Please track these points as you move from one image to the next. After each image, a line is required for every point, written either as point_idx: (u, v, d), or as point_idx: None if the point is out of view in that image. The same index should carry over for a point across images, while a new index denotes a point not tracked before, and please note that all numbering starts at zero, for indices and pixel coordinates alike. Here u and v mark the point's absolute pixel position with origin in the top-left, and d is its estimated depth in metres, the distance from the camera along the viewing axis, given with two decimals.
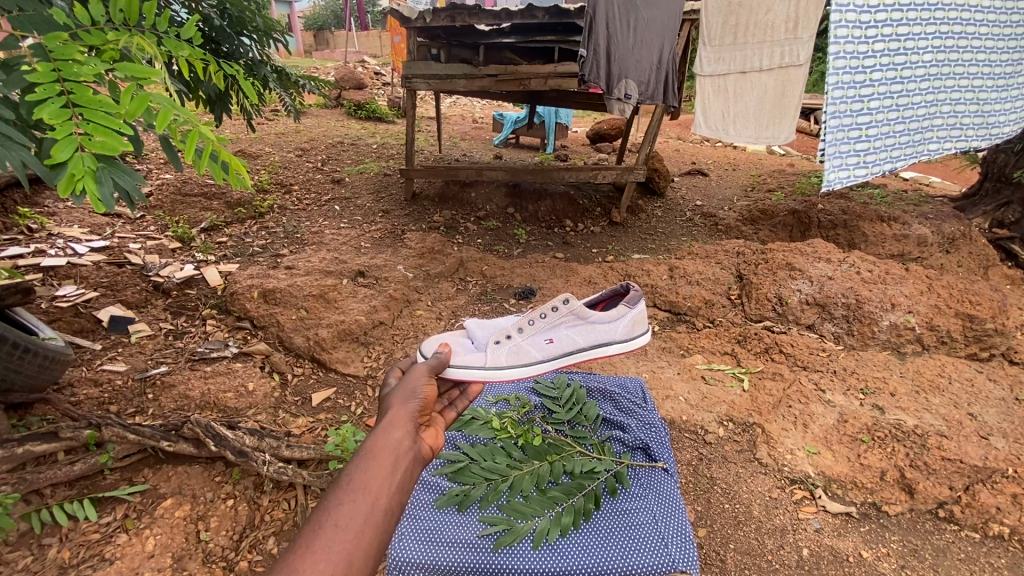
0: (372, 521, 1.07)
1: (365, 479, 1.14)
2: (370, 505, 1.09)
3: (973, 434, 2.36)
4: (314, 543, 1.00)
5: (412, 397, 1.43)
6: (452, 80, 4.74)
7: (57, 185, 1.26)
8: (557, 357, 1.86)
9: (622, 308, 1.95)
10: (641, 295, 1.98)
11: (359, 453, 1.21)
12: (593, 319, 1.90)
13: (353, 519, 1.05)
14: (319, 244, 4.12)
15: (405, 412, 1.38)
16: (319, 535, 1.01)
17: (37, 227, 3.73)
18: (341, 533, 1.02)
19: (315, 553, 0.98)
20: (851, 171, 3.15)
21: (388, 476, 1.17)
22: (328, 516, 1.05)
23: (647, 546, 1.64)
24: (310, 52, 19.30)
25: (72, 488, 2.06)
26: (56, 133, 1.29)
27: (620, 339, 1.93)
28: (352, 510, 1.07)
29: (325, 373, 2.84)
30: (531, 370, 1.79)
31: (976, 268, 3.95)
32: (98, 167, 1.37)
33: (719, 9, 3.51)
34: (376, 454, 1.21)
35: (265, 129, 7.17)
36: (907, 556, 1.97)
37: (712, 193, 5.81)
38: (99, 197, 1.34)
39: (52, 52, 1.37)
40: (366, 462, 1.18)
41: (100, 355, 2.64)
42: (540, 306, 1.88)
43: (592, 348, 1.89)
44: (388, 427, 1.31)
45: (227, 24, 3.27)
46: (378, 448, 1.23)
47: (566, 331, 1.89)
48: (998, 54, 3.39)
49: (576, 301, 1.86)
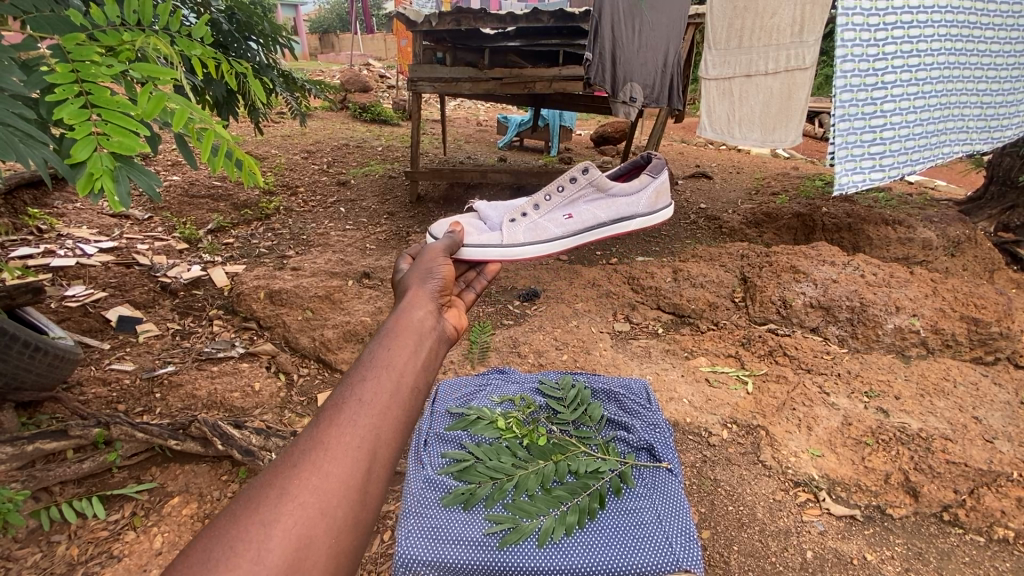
0: (402, 390, 0.96)
1: (389, 354, 1.01)
2: (397, 379, 0.97)
3: (979, 437, 2.35)
4: (337, 417, 0.88)
5: (430, 278, 1.33)
6: (457, 83, 4.76)
7: (75, 186, 1.29)
8: (578, 231, 2.00)
9: (642, 180, 2.10)
10: (665, 164, 2.13)
11: (381, 330, 1.09)
12: (613, 192, 2.04)
13: (380, 391, 0.93)
14: (325, 246, 4.15)
15: (426, 295, 1.26)
16: (343, 408, 0.90)
17: (47, 228, 3.76)
18: (366, 409, 0.90)
19: (339, 427, 0.87)
20: (865, 174, 3.15)
21: (415, 351, 1.05)
22: (349, 392, 0.93)
23: (652, 546, 1.65)
24: (316, 55, 19.47)
25: (81, 485, 2.09)
26: (74, 133, 1.32)
27: (642, 211, 2.08)
28: (377, 385, 0.94)
29: (331, 373, 2.83)
30: (552, 245, 1.94)
31: (981, 272, 4.02)
32: (116, 166, 1.39)
33: (725, 12, 3.52)
34: (400, 330, 1.09)
35: (271, 131, 7.23)
36: (912, 559, 1.97)
37: (717, 196, 5.81)
38: (117, 196, 1.36)
39: (70, 53, 1.40)
40: (389, 338, 1.05)
41: (108, 355, 2.67)
42: (560, 179, 1.99)
43: (613, 222, 2.06)
44: (410, 308, 1.19)
45: (235, 29, 3.32)
46: (402, 325, 1.11)
47: (585, 206, 2.03)
48: (1005, 57, 3.39)
49: (596, 171, 1.98)
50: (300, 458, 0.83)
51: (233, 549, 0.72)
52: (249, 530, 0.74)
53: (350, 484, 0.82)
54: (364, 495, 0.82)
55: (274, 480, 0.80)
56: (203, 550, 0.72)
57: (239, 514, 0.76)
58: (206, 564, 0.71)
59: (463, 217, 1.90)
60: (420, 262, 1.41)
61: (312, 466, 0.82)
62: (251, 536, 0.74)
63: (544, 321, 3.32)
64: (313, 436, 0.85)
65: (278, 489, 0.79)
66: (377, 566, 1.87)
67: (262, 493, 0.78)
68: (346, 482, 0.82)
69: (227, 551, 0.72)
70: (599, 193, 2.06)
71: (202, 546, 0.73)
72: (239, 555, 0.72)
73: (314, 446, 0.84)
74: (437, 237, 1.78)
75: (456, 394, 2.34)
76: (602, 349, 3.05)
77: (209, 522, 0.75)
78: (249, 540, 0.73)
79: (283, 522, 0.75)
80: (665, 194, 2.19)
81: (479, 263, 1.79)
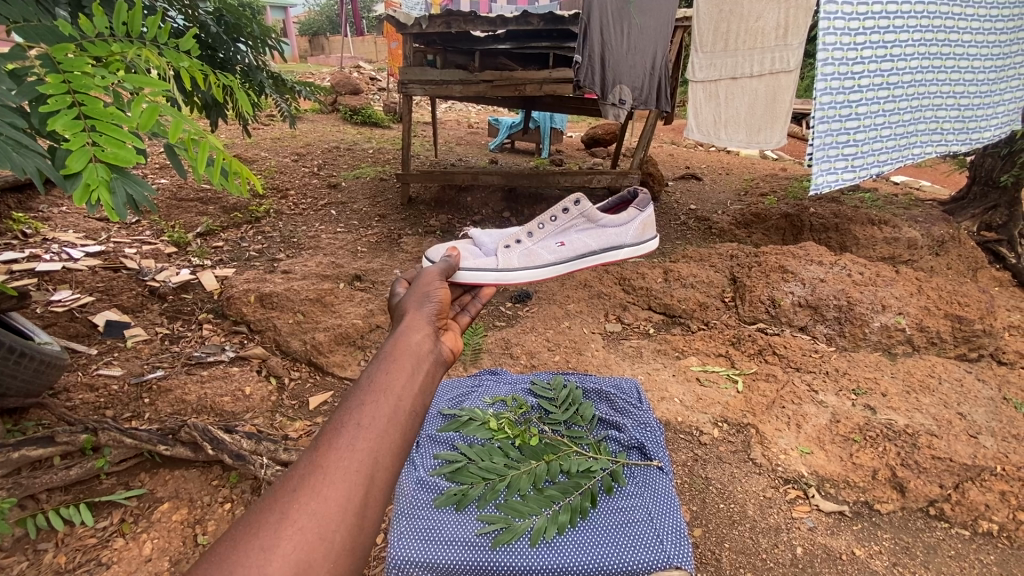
0: (399, 414, 0.95)
1: (388, 378, 1.00)
2: (395, 403, 0.96)
3: (963, 433, 2.40)
4: (334, 443, 0.88)
5: (427, 301, 1.33)
6: (448, 86, 4.76)
7: (72, 195, 1.29)
8: (571, 258, 1.99)
9: (630, 212, 2.13)
10: (650, 200, 2.17)
11: (377, 354, 1.09)
12: (602, 223, 2.08)
13: (378, 415, 0.93)
14: (316, 248, 4.14)
15: (423, 318, 1.25)
16: (341, 433, 0.89)
17: (32, 233, 3.70)
18: (365, 432, 0.90)
19: (336, 452, 0.87)
20: (840, 175, 3.19)
21: (413, 374, 1.04)
22: (345, 417, 0.92)
23: (643, 543, 1.66)
24: (306, 58, 19.37)
25: (68, 493, 2.07)
26: (69, 144, 1.31)
27: (630, 242, 2.09)
28: (375, 410, 0.94)
29: (322, 377, 2.84)
30: (546, 270, 1.94)
31: (964, 271, 4.10)
32: (111, 177, 1.39)
33: (711, 16, 3.61)
34: (397, 353, 1.08)
35: (260, 134, 7.19)
36: (899, 553, 2.00)
37: (706, 197, 5.87)
38: (114, 206, 1.36)
39: (60, 64, 1.38)
40: (386, 362, 1.05)
41: (96, 360, 2.64)
42: (552, 210, 2.05)
43: (603, 250, 2.05)
44: (407, 330, 1.18)
45: (224, 31, 3.27)
46: (399, 348, 1.10)
47: (577, 234, 2.05)
48: (981, 60, 3.47)
49: (587, 203, 2.03)
50: (298, 484, 0.83)
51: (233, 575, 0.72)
52: (247, 557, 0.74)
53: (348, 509, 0.82)
54: (362, 521, 0.82)
55: (273, 507, 0.80)
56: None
57: (237, 541, 0.76)
58: None
59: (459, 243, 1.93)
60: (416, 286, 1.41)
61: (309, 492, 0.82)
62: (250, 562, 0.74)
63: (537, 323, 3.33)
64: (311, 460, 0.85)
65: (277, 516, 0.79)
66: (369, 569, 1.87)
67: (260, 520, 0.78)
68: (344, 508, 0.82)
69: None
70: (589, 224, 2.10)
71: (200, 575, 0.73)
72: None
73: (312, 472, 0.84)
74: (432, 261, 1.79)
75: (449, 394, 2.35)
76: (594, 350, 3.07)
77: (209, 549, 0.75)
78: (249, 566, 0.73)
79: (282, 550, 0.75)
80: (651, 228, 2.21)
81: (473, 287, 1.79)
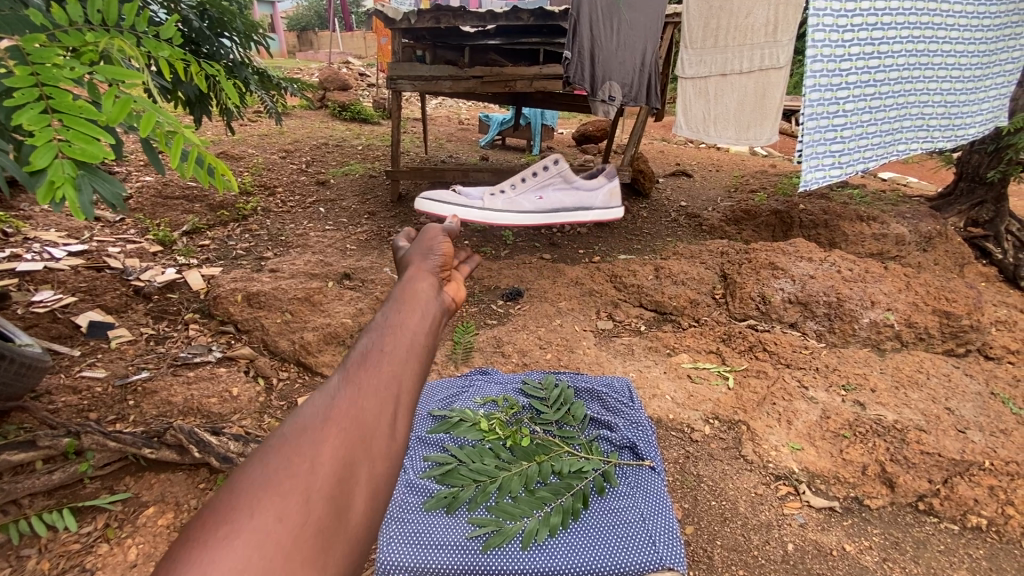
0: (418, 343, 1.00)
1: (401, 318, 1.04)
2: (412, 335, 1.01)
3: (951, 428, 2.42)
4: (361, 366, 0.92)
5: (431, 252, 1.34)
6: (437, 82, 4.72)
7: (35, 194, 1.24)
8: None
9: None
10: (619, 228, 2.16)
11: (387, 299, 1.12)
12: None
13: (399, 344, 0.97)
14: (304, 247, 4.09)
15: (430, 264, 1.29)
16: (363, 364, 0.93)
17: (12, 231, 3.61)
18: (388, 357, 0.95)
19: (364, 372, 0.91)
20: (827, 171, 3.20)
21: (427, 313, 1.09)
22: (366, 346, 0.97)
23: (635, 545, 1.65)
24: (294, 53, 19.14)
25: (51, 498, 2.02)
26: (34, 140, 1.27)
27: None
28: (392, 342, 0.97)
29: (311, 377, 2.81)
30: None
31: (951, 266, 4.14)
32: (78, 174, 1.34)
33: (701, 13, 3.56)
34: (409, 295, 1.13)
35: (247, 131, 7.08)
36: (889, 548, 2.01)
37: (697, 194, 5.88)
38: (80, 205, 1.31)
39: (29, 55, 1.33)
40: (398, 306, 1.08)
41: (79, 362, 2.59)
42: None
43: None
44: (415, 275, 1.22)
45: (207, 26, 3.21)
46: (411, 291, 1.15)
47: None
48: (967, 57, 3.49)
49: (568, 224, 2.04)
50: (331, 399, 0.87)
51: (274, 480, 0.75)
52: (287, 465, 0.77)
53: (381, 419, 0.86)
54: (392, 429, 0.86)
55: (308, 418, 0.84)
56: (244, 482, 0.74)
57: (274, 453, 0.79)
58: (249, 493, 0.73)
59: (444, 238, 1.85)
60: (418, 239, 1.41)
61: (344, 404, 0.86)
62: (290, 469, 0.77)
63: (528, 321, 3.32)
64: (341, 380, 0.89)
65: (316, 423, 0.83)
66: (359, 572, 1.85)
67: (293, 437, 0.80)
68: (376, 417, 0.86)
69: (267, 483, 0.74)
70: None
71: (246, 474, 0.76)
72: (282, 484, 0.75)
73: (343, 389, 0.88)
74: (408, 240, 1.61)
75: (439, 395, 2.33)
76: (585, 348, 3.06)
77: (246, 462, 0.77)
78: (290, 473, 0.76)
79: (325, 451, 0.80)
80: None
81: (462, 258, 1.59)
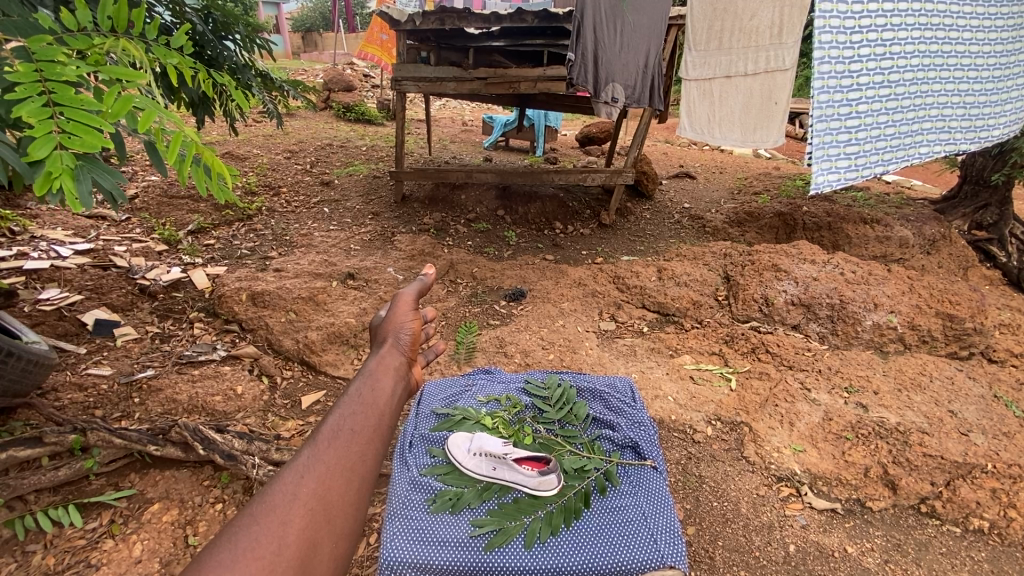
0: (385, 424, 0.99)
1: (372, 394, 1.03)
2: (379, 416, 1.00)
3: (954, 431, 2.41)
4: (331, 443, 0.92)
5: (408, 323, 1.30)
6: (441, 83, 4.74)
7: (32, 184, 1.27)
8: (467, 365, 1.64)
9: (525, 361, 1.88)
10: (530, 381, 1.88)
11: (358, 373, 1.10)
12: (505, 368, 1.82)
13: (367, 424, 0.97)
14: (308, 246, 4.12)
15: (403, 340, 1.23)
16: (332, 441, 0.92)
17: (19, 231, 3.63)
18: (359, 437, 0.94)
19: (334, 450, 0.90)
20: (840, 174, 3.18)
21: (394, 394, 1.07)
22: (335, 424, 0.95)
23: (637, 543, 1.66)
24: (299, 55, 19.27)
25: (57, 493, 2.04)
26: (34, 131, 1.29)
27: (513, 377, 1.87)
28: (364, 419, 0.97)
29: (314, 376, 2.84)
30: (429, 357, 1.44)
31: (955, 269, 4.14)
32: (77, 165, 1.36)
33: (706, 15, 3.60)
34: (381, 371, 1.11)
35: (251, 131, 7.12)
36: (891, 550, 2.01)
37: (700, 195, 5.88)
38: (78, 196, 1.34)
39: (34, 54, 1.35)
40: (370, 381, 1.07)
41: (84, 359, 2.61)
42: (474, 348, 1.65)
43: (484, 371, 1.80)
44: (387, 350, 1.18)
45: (211, 29, 3.24)
46: (381, 367, 1.12)
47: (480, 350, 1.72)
48: (980, 59, 3.47)
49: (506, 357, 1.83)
50: (300, 477, 0.86)
51: (245, 555, 0.75)
52: (257, 544, 0.77)
53: (346, 500, 0.86)
54: (358, 510, 0.86)
55: (280, 496, 0.83)
56: (215, 561, 0.74)
57: (245, 528, 0.79)
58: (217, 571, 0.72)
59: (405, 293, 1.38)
60: (396, 308, 1.33)
61: (313, 484, 0.85)
62: (259, 548, 0.76)
63: (531, 322, 3.32)
64: (316, 452, 0.90)
65: (285, 502, 0.82)
66: (363, 568, 1.89)
67: (263, 511, 0.81)
68: (343, 497, 0.86)
69: (239, 556, 0.75)
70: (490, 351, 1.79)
71: (215, 554, 0.75)
72: (251, 560, 0.75)
73: (314, 466, 0.88)
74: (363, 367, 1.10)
75: (441, 395, 2.34)
76: (587, 348, 3.06)
77: (216, 536, 0.77)
78: (260, 551, 0.76)
79: (293, 529, 0.80)
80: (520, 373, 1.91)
81: (411, 365, 1.21)
